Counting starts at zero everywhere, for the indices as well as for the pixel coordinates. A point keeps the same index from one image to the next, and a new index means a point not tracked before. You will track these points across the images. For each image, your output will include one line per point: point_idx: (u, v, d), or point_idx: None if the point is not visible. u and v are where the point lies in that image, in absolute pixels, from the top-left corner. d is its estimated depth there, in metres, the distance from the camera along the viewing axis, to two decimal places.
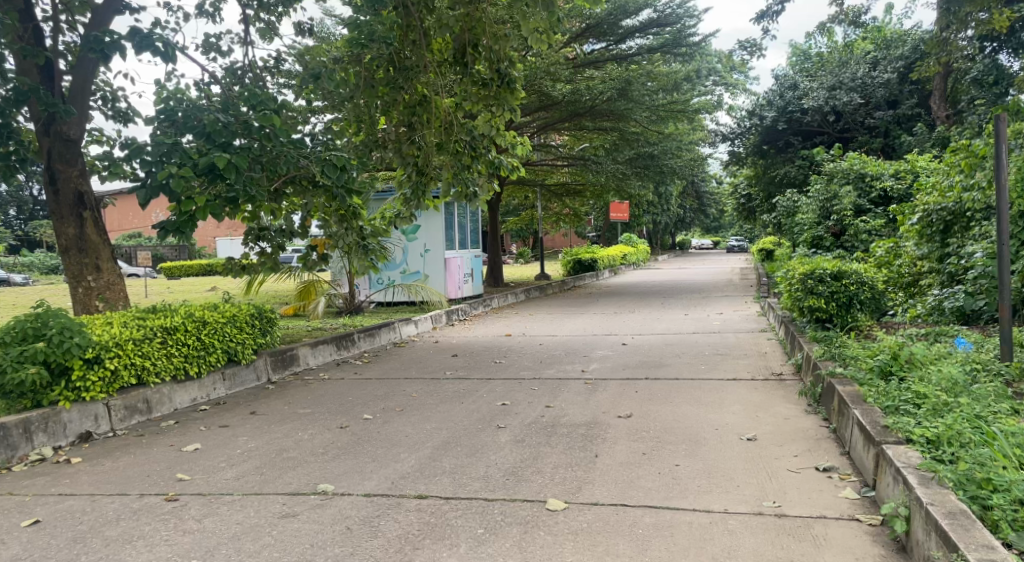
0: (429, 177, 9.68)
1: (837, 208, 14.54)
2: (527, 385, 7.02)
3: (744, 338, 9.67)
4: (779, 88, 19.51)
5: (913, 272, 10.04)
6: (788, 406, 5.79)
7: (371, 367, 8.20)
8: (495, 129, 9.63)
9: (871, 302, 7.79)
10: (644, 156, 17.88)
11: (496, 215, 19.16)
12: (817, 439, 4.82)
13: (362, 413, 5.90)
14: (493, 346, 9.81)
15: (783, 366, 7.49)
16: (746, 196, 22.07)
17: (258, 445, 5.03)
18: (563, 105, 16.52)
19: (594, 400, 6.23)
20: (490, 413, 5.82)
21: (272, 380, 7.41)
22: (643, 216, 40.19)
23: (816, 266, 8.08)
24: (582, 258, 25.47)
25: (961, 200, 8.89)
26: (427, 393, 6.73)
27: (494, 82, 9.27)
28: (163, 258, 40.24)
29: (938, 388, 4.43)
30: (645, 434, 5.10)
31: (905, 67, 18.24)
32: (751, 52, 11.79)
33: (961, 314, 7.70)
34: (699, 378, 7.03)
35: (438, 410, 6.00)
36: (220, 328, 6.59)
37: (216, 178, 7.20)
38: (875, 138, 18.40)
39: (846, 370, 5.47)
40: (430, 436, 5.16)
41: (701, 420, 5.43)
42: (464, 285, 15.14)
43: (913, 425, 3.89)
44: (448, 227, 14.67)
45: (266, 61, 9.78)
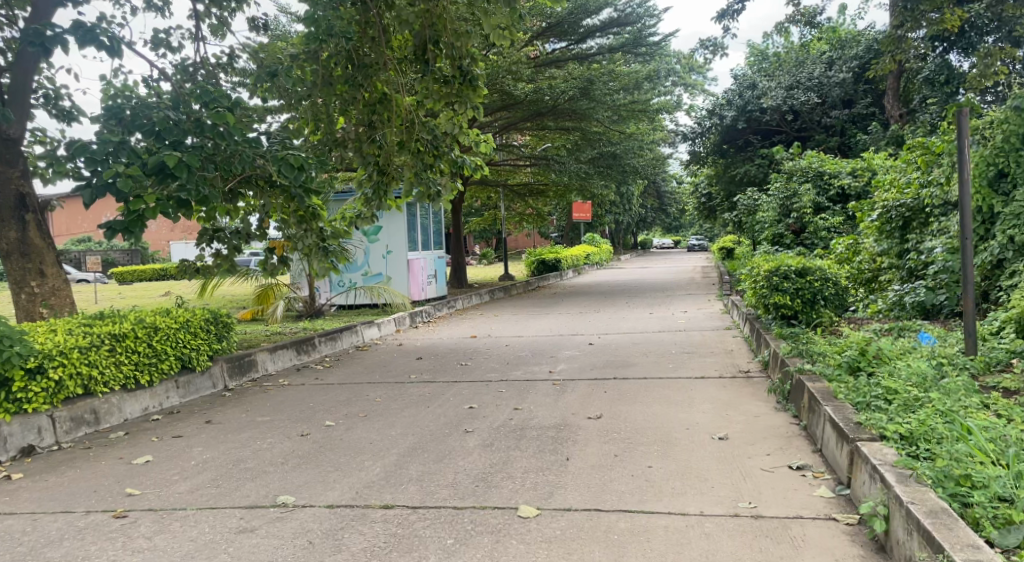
0: (391, 177, 9.49)
1: (796, 206, 14.67)
2: (494, 387, 6.88)
3: (710, 335, 9.67)
4: (737, 88, 19.66)
5: (872, 268, 10.15)
6: (757, 404, 5.75)
7: (333, 372, 7.99)
8: (458, 127, 9.48)
9: (836, 298, 7.82)
10: (607, 155, 17.86)
11: (459, 216, 18.99)
12: (789, 436, 4.77)
13: (324, 420, 5.70)
14: (458, 348, 9.65)
15: (749, 364, 7.48)
16: (707, 195, 22.22)
17: (214, 456, 4.81)
18: (525, 104, 16.43)
19: (562, 401, 6.13)
20: (457, 417, 5.67)
21: (229, 386, 7.15)
22: (606, 216, 40.33)
23: (781, 262, 8.10)
24: (545, 258, 25.42)
25: (919, 196, 9.01)
26: (391, 398, 6.55)
27: (456, 79, 9.12)
28: (115, 263, 39.14)
29: (908, 383, 4.41)
30: (616, 435, 5.00)
31: (860, 67, 18.55)
32: (712, 52, 11.86)
33: (921, 309, 7.75)
34: (668, 377, 6.97)
35: (403, 415, 5.84)
36: (173, 334, 6.33)
37: (167, 179, 6.94)
38: (832, 137, 18.74)
39: (815, 367, 5.45)
40: (396, 442, 4.99)
41: (672, 419, 5.36)
42: (427, 286, 14.92)
43: (886, 421, 3.86)
44: (411, 228, 14.46)
45: (219, 58, 9.52)
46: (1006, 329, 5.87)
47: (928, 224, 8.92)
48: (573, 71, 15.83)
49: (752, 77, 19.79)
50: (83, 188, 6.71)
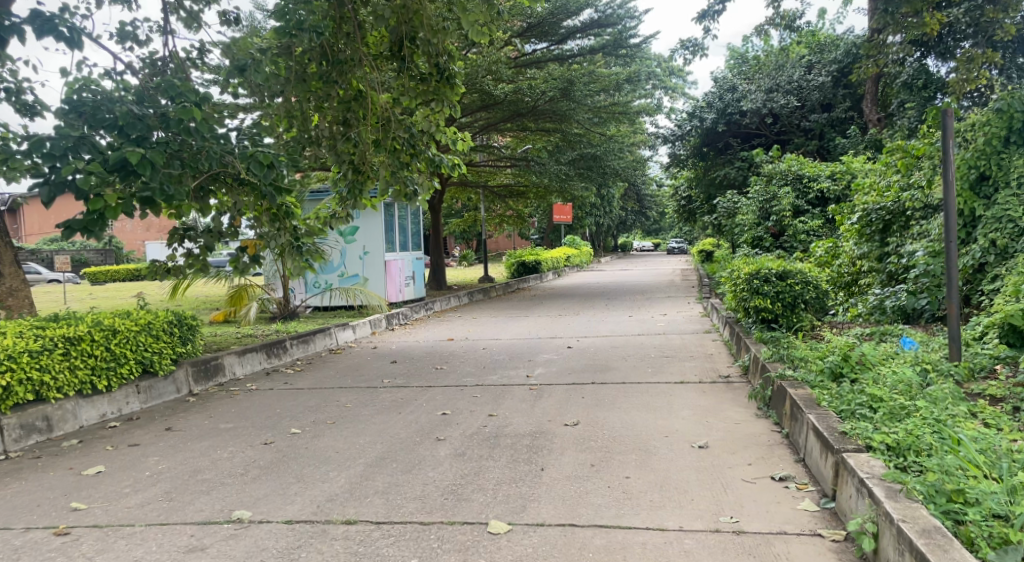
0: (367, 176, 9.26)
1: (776, 209, 14.62)
2: (469, 392, 6.68)
3: (689, 339, 9.54)
4: (717, 90, 19.59)
5: (851, 272, 10.07)
6: (738, 410, 5.60)
7: (303, 376, 7.74)
8: (435, 125, 9.27)
9: (816, 302, 7.71)
10: (587, 156, 17.77)
11: (437, 216, 18.73)
12: (771, 445, 4.62)
13: (290, 427, 5.47)
14: (434, 351, 9.43)
15: (730, 368, 7.34)
16: (686, 198, 22.05)
17: (170, 467, 4.58)
18: (505, 104, 16.23)
19: (539, 407, 5.94)
20: (429, 424, 5.47)
21: (194, 391, 6.89)
22: (587, 218, 40.25)
23: (761, 265, 7.98)
24: (525, 260, 25.25)
25: (899, 199, 8.93)
26: (362, 403, 6.33)
27: (432, 77, 8.99)
28: (89, 263, 38.43)
29: (894, 390, 4.27)
30: (592, 443, 4.83)
31: (839, 71, 18.56)
32: (692, 53, 11.73)
33: (903, 313, 7.66)
34: (647, 382, 6.80)
35: (374, 422, 5.62)
36: (133, 337, 6.07)
37: (130, 175, 6.67)
38: (811, 141, 18.82)
39: (797, 373, 5.31)
40: (364, 451, 4.78)
41: (651, 427, 5.19)
42: (404, 288, 14.68)
43: (872, 431, 3.72)
44: (388, 229, 14.19)
45: (189, 52, 9.25)
46: (989, 334, 5.77)
47: (908, 227, 8.84)
48: (553, 71, 15.63)
49: (733, 79, 19.75)
50: (40, 185, 6.43)
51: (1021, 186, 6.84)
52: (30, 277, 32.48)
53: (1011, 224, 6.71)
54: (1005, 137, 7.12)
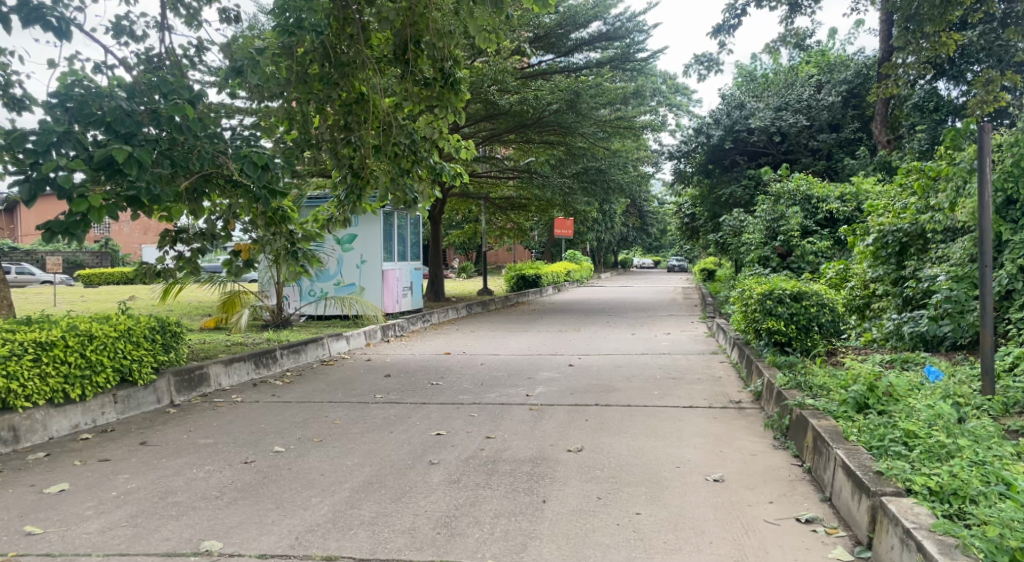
0: (366, 182, 8.95)
1: (783, 228, 14.22)
2: (466, 411, 6.32)
3: (695, 359, 9.19)
4: (725, 108, 19.28)
5: (864, 295, 9.73)
6: (752, 440, 5.25)
7: (292, 389, 7.38)
8: (438, 131, 9.00)
9: (832, 325, 7.37)
10: (592, 171, 17.74)
11: (437, 226, 18.38)
12: (793, 480, 4.27)
13: (273, 444, 5.11)
14: (431, 365, 9.08)
15: (740, 393, 6.98)
16: (690, 215, 21.62)
17: (140, 486, 4.22)
18: (509, 115, 15.94)
19: (540, 430, 5.58)
20: (422, 445, 5.11)
21: (175, 402, 6.53)
22: (588, 233, 39.88)
23: (775, 286, 7.64)
24: (526, 274, 24.92)
25: (917, 221, 8.61)
26: (352, 420, 5.97)
27: (436, 82, 8.67)
28: (83, 264, 38.03)
29: (929, 424, 3.93)
30: (598, 473, 4.47)
31: (849, 91, 18.32)
32: (707, 68, 11.47)
33: (921, 340, 7.34)
34: (654, 406, 6.45)
35: (363, 441, 5.26)
36: (111, 343, 5.71)
37: (116, 174, 6.32)
38: (819, 161, 18.41)
39: (817, 402, 4.97)
40: (351, 474, 4.42)
41: (660, 455, 4.83)
42: (401, 299, 14.34)
43: (911, 471, 3.39)
44: (387, 239, 13.87)
45: (187, 49, 8.96)
46: (1020, 366, 5.50)
47: (927, 251, 8.53)
48: (560, 83, 15.35)
49: (741, 97, 19.49)
50: (20, 183, 6.03)
51: None
52: (23, 277, 32.07)
53: None
54: None
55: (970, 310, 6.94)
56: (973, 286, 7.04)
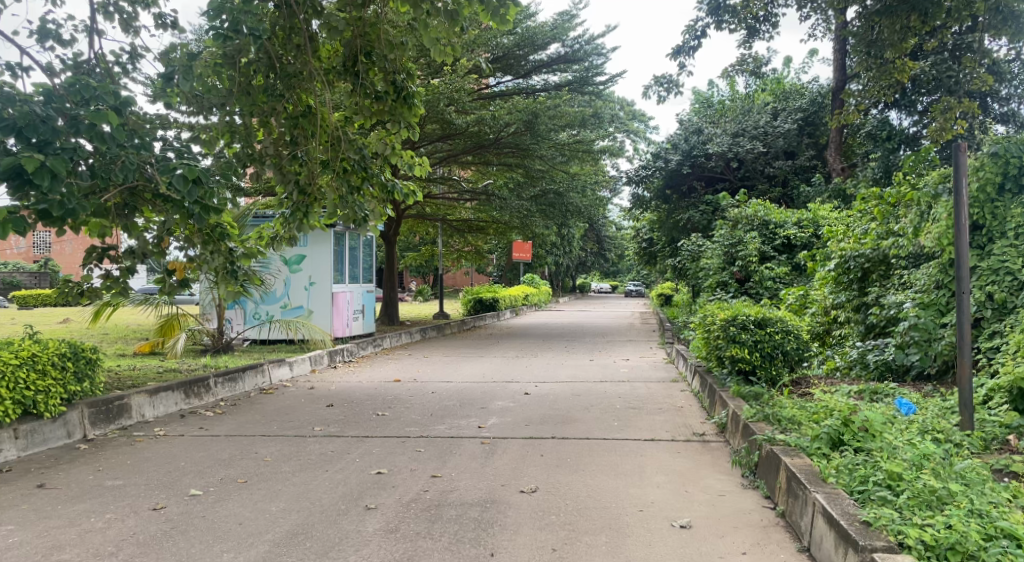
0: (314, 199, 8.40)
1: (741, 253, 13.97)
2: (412, 445, 5.84)
3: (655, 388, 8.82)
4: (683, 133, 19.13)
5: (824, 322, 9.51)
6: (719, 477, 4.88)
7: (223, 420, 6.80)
8: (391, 147, 8.53)
9: (797, 353, 7.11)
10: (550, 194, 17.43)
11: (392, 248, 17.81)
12: (766, 527, 3.90)
13: (189, 486, 4.55)
14: (378, 394, 8.53)
15: (703, 425, 6.63)
16: (648, 240, 21.39)
17: (22, 541, 3.66)
18: (466, 135, 15.63)
19: (491, 467, 5.13)
20: (360, 486, 4.61)
21: (89, 436, 5.93)
22: (546, 258, 39.61)
23: (738, 311, 7.34)
24: (483, 297, 24.46)
25: (879, 247, 8.44)
26: (285, 457, 5.43)
27: (388, 96, 8.22)
28: (20, 286, 36.22)
29: (913, 465, 3.60)
30: (554, 518, 4.05)
31: (804, 119, 18.59)
32: (667, 90, 11.27)
33: (887, 369, 7.15)
34: (614, 438, 6.04)
35: (294, 482, 4.74)
36: (10, 371, 5.16)
37: (25, 185, 5.77)
38: (775, 187, 18.39)
39: (788, 437, 4.62)
40: (272, 523, 3.91)
41: (621, 496, 4.43)
42: (351, 323, 13.72)
43: (902, 521, 3.05)
44: (337, 260, 13.34)
45: (119, 56, 8.38)
46: (996, 399, 5.28)
47: (890, 277, 8.32)
48: (518, 103, 15.05)
49: (698, 123, 19.43)
50: None
51: (1018, 236, 6.35)
52: None
53: (1010, 277, 6.24)
54: (999, 184, 6.61)
55: (937, 339, 6.66)
56: (940, 314, 6.81)
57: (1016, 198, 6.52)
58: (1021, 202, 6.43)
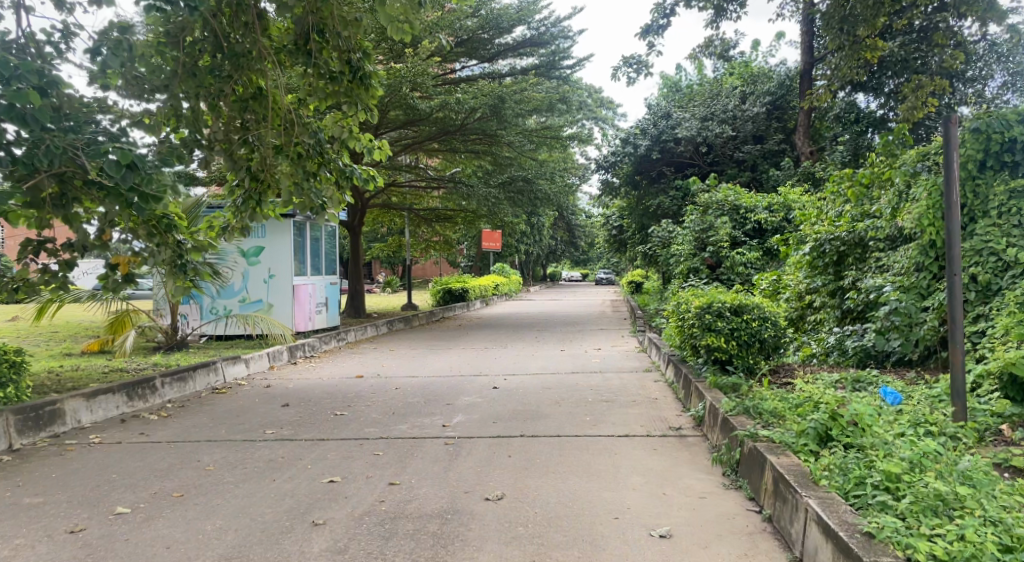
0: (267, 185, 7.80)
1: (712, 239, 13.68)
2: (370, 448, 5.43)
3: (628, 379, 8.50)
4: (652, 118, 18.78)
5: (798, 307, 9.25)
6: (699, 477, 4.55)
7: (168, 425, 6.33)
8: (348, 131, 8.01)
9: (774, 341, 6.82)
10: (518, 181, 17.01)
11: (356, 239, 17.28)
12: (752, 533, 3.59)
13: (117, 503, 4.12)
14: (338, 391, 8.09)
15: (679, 418, 6.32)
16: (618, 227, 21.04)
17: None
18: (430, 121, 15.17)
19: (455, 471, 4.75)
20: (309, 498, 4.20)
21: (15, 445, 5.49)
22: (516, 246, 39.19)
23: (713, 299, 7.03)
24: (452, 288, 24.00)
25: (855, 229, 8.17)
26: (229, 465, 4.99)
27: (344, 76, 7.69)
28: None
29: (912, 464, 3.29)
30: (521, 529, 3.69)
31: (772, 103, 18.37)
32: (636, 70, 10.90)
33: (865, 355, 6.90)
34: (586, 435, 5.69)
35: (236, 494, 4.32)
36: None
37: None
38: (744, 172, 18.14)
39: (772, 432, 4.30)
40: (204, 547, 3.49)
41: (595, 501, 4.08)
42: (314, 316, 13.20)
43: (907, 531, 2.74)
44: (298, 250, 12.81)
45: (51, 33, 7.73)
46: (985, 386, 5.03)
47: (866, 260, 8.02)
48: (483, 88, 14.58)
49: (666, 106, 19.10)
50: None
51: (1001, 215, 6.10)
52: None
53: (994, 258, 5.98)
54: (980, 161, 6.34)
55: (919, 323, 6.43)
56: (921, 297, 6.58)
57: (998, 176, 6.25)
58: (1003, 180, 6.17)
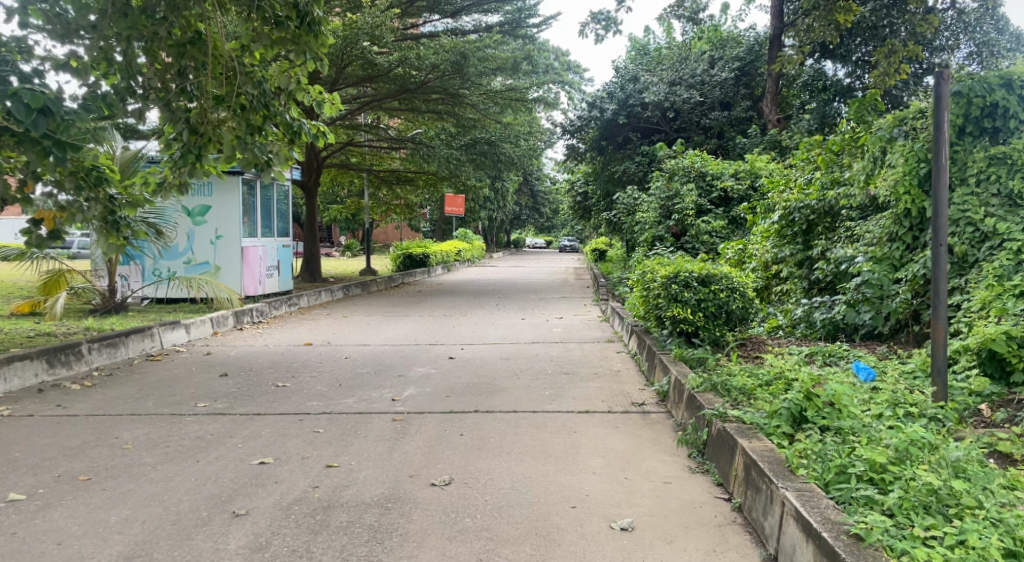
0: (208, 139, 6.92)
1: (677, 206, 13.35)
2: (310, 424, 5.01)
3: (591, 349, 8.17)
4: (619, 81, 18.28)
5: (764, 277, 8.97)
6: (663, 459, 4.23)
7: (90, 396, 5.83)
8: (295, 82, 7.19)
9: (742, 313, 6.51)
10: (482, 143, 16.36)
11: (312, 200, 16.60)
12: (721, 525, 3.27)
13: (11, 491, 3.66)
14: (283, 360, 7.60)
15: (642, 393, 6.00)
16: (582, 194, 20.60)
17: None
18: (389, 77, 14.49)
19: (400, 451, 4.35)
20: (234, 483, 3.78)
21: None
22: (480, 212, 38.56)
23: (680, 267, 6.68)
24: (413, 253, 23.44)
25: (825, 197, 7.89)
26: (150, 443, 4.53)
27: (290, 21, 6.90)
28: None
29: (897, 454, 2.99)
30: (468, 520, 3.32)
31: (740, 68, 17.99)
32: (605, 27, 10.40)
33: (833, 329, 6.63)
34: (544, 411, 5.33)
35: (153, 477, 3.88)
36: None
37: None
38: (710, 139, 17.79)
39: (742, 413, 3.98)
40: (102, 545, 3.07)
41: (551, 487, 3.73)
42: (265, 280, 12.59)
43: (900, 534, 2.44)
44: (247, 210, 12.17)
45: None
46: (962, 362, 4.77)
47: (836, 229, 7.77)
48: (444, 42, 13.93)
49: (633, 69, 18.60)
50: None
51: (979, 183, 5.83)
52: None
53: (971, 228, 5.71)
54: (959, 126, 6.03)
55: (890, 296, 6.20)
56: (893, 268, 6.31)
57: (977, 142, 5.96)
58: (983, 146, 5.88)
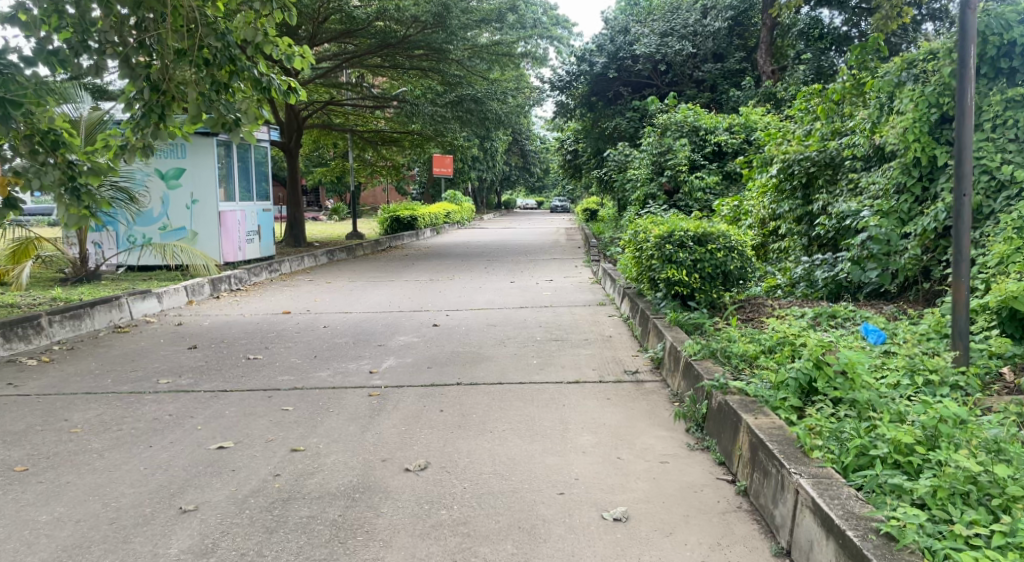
0: (171, 98, 6.24)
1: (670, 162, 12.87)
2: (278, 401, 4.65)
3: (581, 314, 7.80)
4: (609, 33, 17.62)
5: (761, 234, 8.59)
6: (660, 434, 3.89)
7: (46, 373, 5.44)
8: (261, 32, 6.42)
9: (739, 273, 6.16)
10: (467, 100, 15.22)
11: (294, 160, 16.04)
12: (724, 513, 2.94)
13: None
14: (258, 331, 7.19)
15: (635, 360, 5.65)
16: (572, 151, 19.92)
17: None
18: (369, 32, 13.94)
19: (373, 432, 3.99)
20: (187, 472, 3.42)
21: None
22: (470, 172, 37.87)
23: (675, 226, 6.29)
24: (401, 215, 22.97)
25: (826, 148, 7.37)
26: (101, 427, 4.15)
27: None
28: None
29: (924, 433, 2.63)
30: (445, 513, 2.96)
31: (734, 18, 17.24)
32: None
33: (836, 288, 6.29)
34: (531, 383, 4.96)
35: (96, 466, 3.51)
36: None
37: None
38: (703, 92, 17.19)
39: (746, 385, 3.61)
40: (25, 551, 2.71)
41: (537, 471, 3.37)
42: (245, 246, 12.13)
43: (937, 534, 2.10)
44: (224, 173, 11.64)
45: None
46: (979, 321, 4.42)
47: (838, 182, 7.26)
48: None
49: (624, 20, 17.91)
50: None
51: (994, 128, 5.41)
52: None
53: (986, 177, 5.31)
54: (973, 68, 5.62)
55: (898, 252, 5.81)
56: (901, 222, 5.91)
57: (993, 84, 5.55)
58: (1000, 89, 5.46)
